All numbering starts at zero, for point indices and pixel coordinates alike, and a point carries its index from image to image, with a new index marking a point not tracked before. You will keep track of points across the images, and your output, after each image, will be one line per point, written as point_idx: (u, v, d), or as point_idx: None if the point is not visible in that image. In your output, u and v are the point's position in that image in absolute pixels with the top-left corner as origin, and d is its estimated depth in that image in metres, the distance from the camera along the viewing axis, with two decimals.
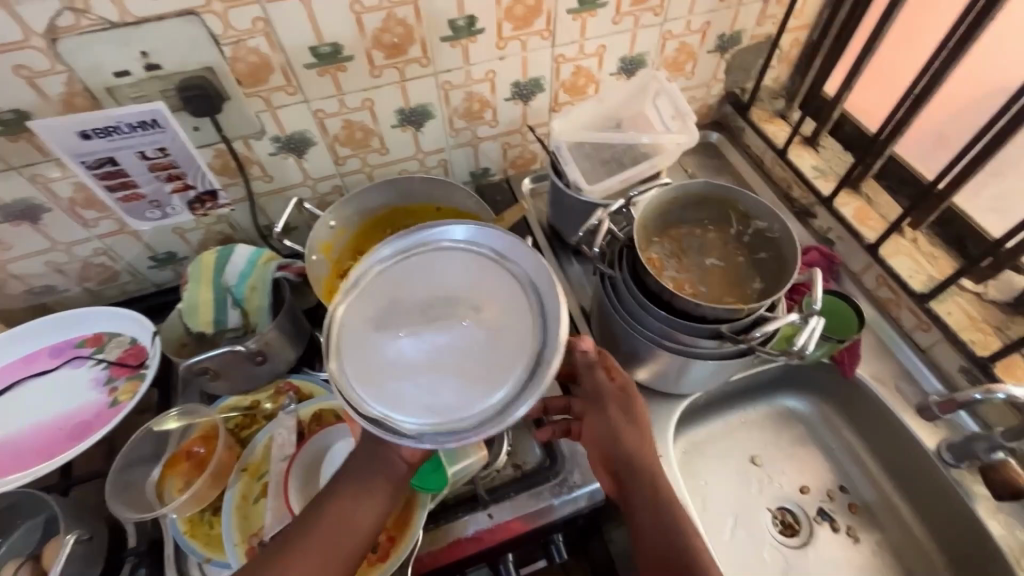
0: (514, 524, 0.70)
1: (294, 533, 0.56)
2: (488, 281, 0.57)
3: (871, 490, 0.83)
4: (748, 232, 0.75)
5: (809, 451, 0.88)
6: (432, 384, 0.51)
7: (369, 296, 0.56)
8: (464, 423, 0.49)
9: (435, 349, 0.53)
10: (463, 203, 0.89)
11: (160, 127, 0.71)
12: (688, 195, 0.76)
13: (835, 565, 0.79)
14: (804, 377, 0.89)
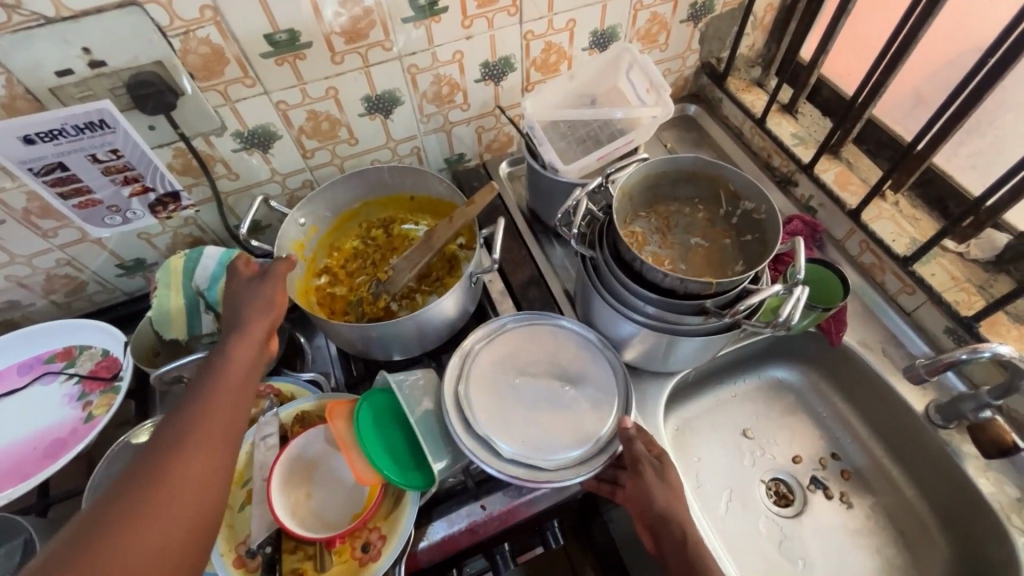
0: (506, 515, 0.69)
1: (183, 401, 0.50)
2: (585, 369, 0.73)
3: (862, 453, 0.84)
4: (737, 213, 0.72)
5: (800, 419, 0.88)
6: (527, 429, 0.68)
7: (499, 345, 0.75)
8: (546, 466, 0.65)
9: (538, 400, 0.70)
10: (437, 190, 0.86)
11: (110, 127, 0.67)
12: (677, 170, 0.74)
13: (830, 531, 0.79)
14: (793, 348, 0.89)
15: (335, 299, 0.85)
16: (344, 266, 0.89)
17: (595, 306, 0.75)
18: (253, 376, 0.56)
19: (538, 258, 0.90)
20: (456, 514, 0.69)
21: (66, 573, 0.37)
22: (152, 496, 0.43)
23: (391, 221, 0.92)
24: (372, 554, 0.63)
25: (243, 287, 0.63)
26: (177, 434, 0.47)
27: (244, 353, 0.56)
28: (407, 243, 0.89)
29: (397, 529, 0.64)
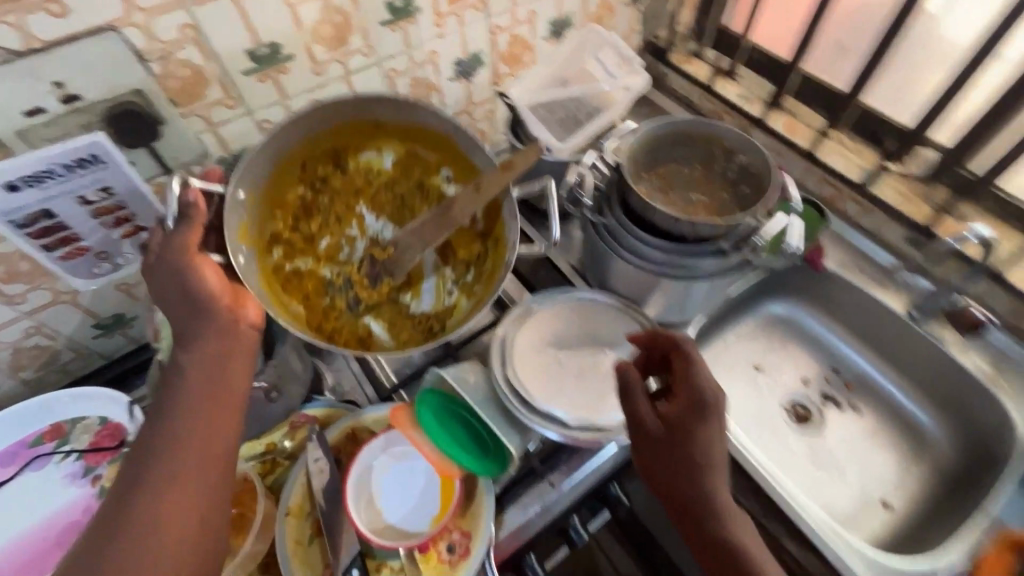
0: (575, 485, 0.70)
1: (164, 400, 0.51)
2: (618, 332, 0.76)
3: (859, 362, 0.93)
4: (733, 167, 0.80)
5: (800, 346, 0.96)
6: (582, 396, 0.69)
7: (532, 325, 0.76)
8: (609, 426, 0.67)
9: (584, 370, 0.72)
10: (427, 119, 0.69)
11: (103, 162, 0.62)
12: (673, 133, 0.81)
13: (848, 437, 0.87)
14: (782, 282, 0.97)
15: (304, 280, 0.70)
16: (297, 228, 0.70)
17: (610, 267, 0.78)
18: (229, 364, 0.54)
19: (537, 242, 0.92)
20: (526, 497, 0.69)
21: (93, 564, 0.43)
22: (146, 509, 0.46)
23: (342, 150, 0.71)
24: (461, 553, 0.62)
25: (158, 262, 0.56)
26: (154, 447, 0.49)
27: (214, 348, 0.54)
28: (371, 181, 0.74)
29: (480, 523, 0.63)
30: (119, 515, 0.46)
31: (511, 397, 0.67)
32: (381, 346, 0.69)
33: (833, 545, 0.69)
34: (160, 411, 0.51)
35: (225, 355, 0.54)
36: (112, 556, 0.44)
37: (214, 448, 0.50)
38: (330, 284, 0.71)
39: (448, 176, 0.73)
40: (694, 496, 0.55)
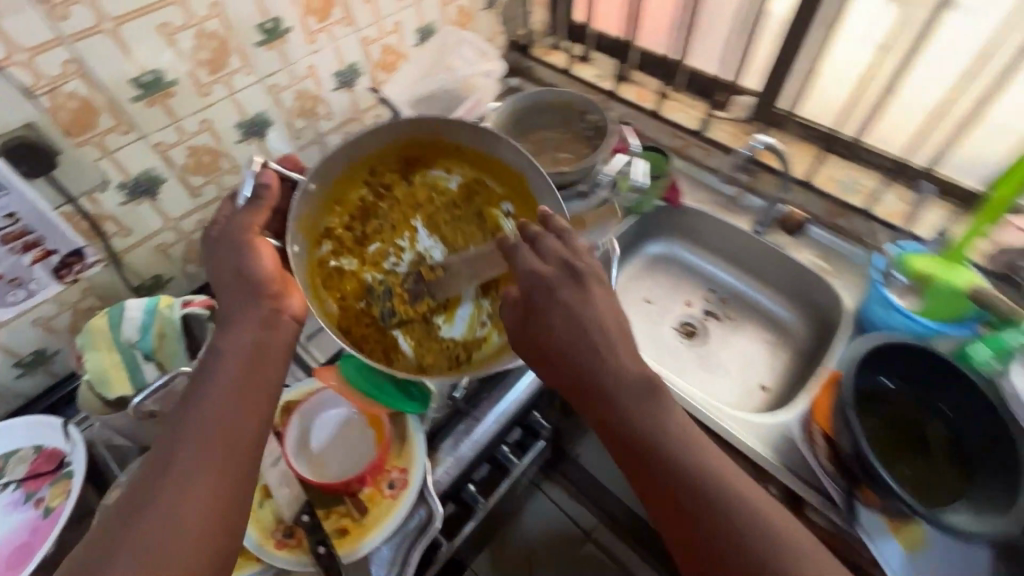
0: (496, 416, 0.80)
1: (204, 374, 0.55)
2: None
3: (730, 280, 1.08)
4: (586, 125, 0.94)
5: (680, 276, 1.11)
6: None
7: None
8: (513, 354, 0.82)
9: None
10: (506, 155, 0.76)
11: (4, 188, 0.66)
12: (533, 104, 0.95)
13: (727, 341, 1.03)
14: (654, 225, 1.11)
15: (344, 279, 0.74)
16: (350, 228, 0.76)
17: None
18: (265, 348, 0.57)
19: None
20: (455, 434, 0.78)
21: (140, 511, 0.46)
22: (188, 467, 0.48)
23: (412, 166, 0.79)
24: (400, 486, 0.70)
25: (219, 243, 0.64)
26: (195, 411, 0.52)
27: (253, 330, 0.58)
28: (431, 196, 0.80)
29: (413, 458, 0.72)
30: (162, 470, 0.49)
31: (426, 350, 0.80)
32: (408, 363, 0.72)
33: (721, 422, 0.80)
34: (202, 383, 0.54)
35: (263, 341, 0.58)
36: (158, 504, 0.46)
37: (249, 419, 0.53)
38: (370, 289, 0.75)
39: (508, 210, 0.80)
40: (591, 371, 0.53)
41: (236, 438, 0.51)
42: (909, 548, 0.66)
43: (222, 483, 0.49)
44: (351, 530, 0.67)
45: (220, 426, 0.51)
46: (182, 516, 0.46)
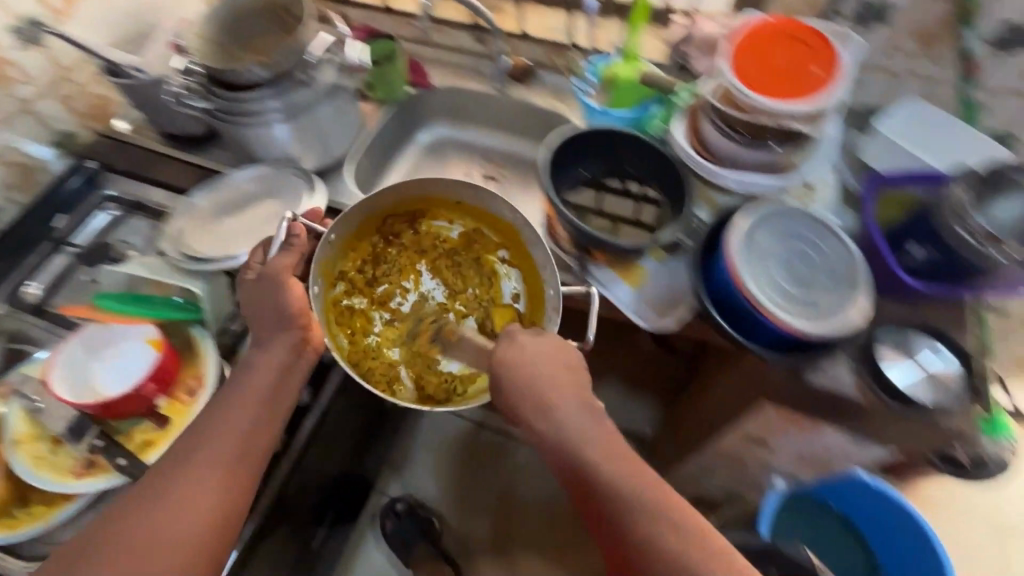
0: None
1: (209, 418, 0.67)
2: (273, 192, 0.93)
3: (494, 141, 1.19)
4: (295, 14, 0.91)
5: (454, 152, 1.20)
6: (250, 239, 0.86)
7: (195, 214, 0.90)
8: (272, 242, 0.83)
9: (250, 227, 0.88)
10: (498, 205, 0.81)
11: None
12: (238, 11, 0.92)
13: (505, 193, 1.15)
14: (414, 113, 1.16)
15: (354, 317, 0.81)
16: (361, 271, 0.82)
17: (249, 140, 0.93)
18: (269, 403, 0.69)
19: (195, 161, 1.01)
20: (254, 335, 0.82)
21: (125, 535, 0.59)
22: (173, 499, 0.61)
23: (418, 216, 0.85)
24: (191, 393, 0.73)
25: (259, 279, 0.72)
26: (187, 457, 0.64)
27: (263, 378, 0.69)
28: (435, 245, 0.86)
29: (203, 361, 0.76)
30: (151, 500, 0.61)
31: (181, 266, 0.80)
32: (406, 396, 0.77)
33: None
34: (201, 438, 0.65)
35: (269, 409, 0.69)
36: (145, 526, 0.59)
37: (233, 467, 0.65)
38: (376, 326, 0.81)
39: (503, 257, 0.85)
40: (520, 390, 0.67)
41: (228, 485, 0.64)
42: (635, 285, 0.82)
43: (205, 517, 0.62)
44: (154, 440, 0.70)
45: (217, 468, 0.64)
46: (162, 537, 0.59)
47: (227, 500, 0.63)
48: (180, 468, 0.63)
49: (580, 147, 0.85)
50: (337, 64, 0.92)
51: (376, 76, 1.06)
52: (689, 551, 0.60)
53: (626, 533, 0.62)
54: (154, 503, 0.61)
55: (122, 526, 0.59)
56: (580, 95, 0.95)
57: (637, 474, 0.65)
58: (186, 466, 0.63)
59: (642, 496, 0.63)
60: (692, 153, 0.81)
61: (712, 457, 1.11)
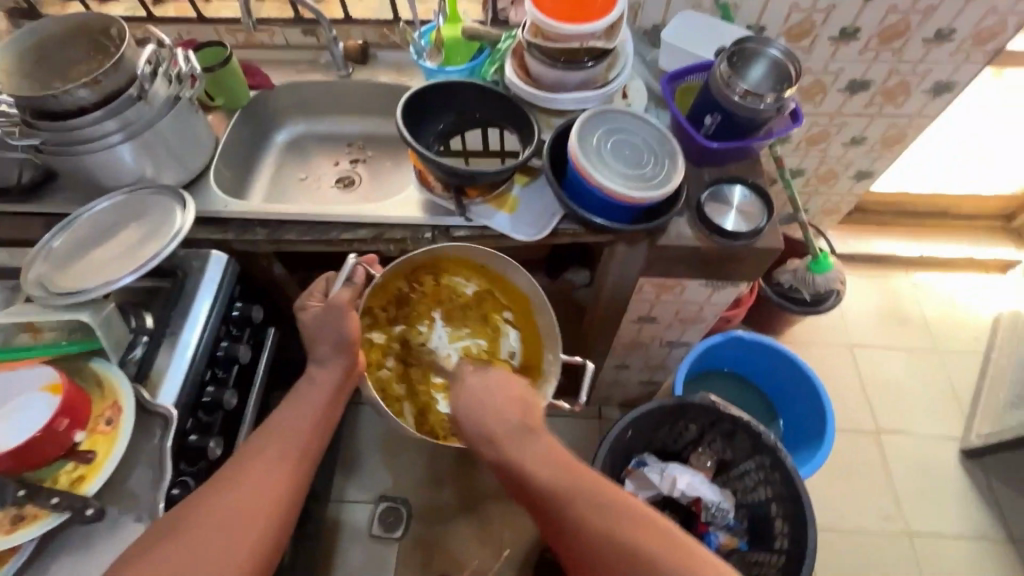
0: (188, 322, 0.84)
1: (275, 426, 0.74)
2: (135, 214, 0.91)
3: (354, 127, 1.24)
4: (112, 33, 0.89)
5: (317, 145, 1.23)
6: (125, 263, 0.84)
7: (57, 257, 0.86)
8: (152, 259, 0.83)
9: (121, 252, 0.86)
10: (518, 278, 0.92)
11: None
12: (50, 43, 0.89)
13: (378, 171, 1.21)
14: (265, 115, 1.18)
15: (372, 351, 0.93)
16: (384, 310, 0.94)
17: (92, 169, 0.89)
18: (328, 412, 0.79)
19: (35, 206, 0.95)
20: (162, 354, 0.81)
21: (203, 520, 0.63)
22: (242, 489, 0.66)
23: (441, 271, 0.96)
24: (114, 420, 0.72)
25: (325, 313, 0.79)
26: (256, 455, 0.70)
27: (323, 388, 0.79)
28: (451, 295, 0.98)
29: (118, 390, 0.75)
30: (223, 493, 0.66)
31: (59, 305, 0.78)
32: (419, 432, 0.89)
33: (377, 213, 0.96)
34: (268, 439, 0.73)
35: (326, 416, 0.78)
36: (217, 513, 0.64)
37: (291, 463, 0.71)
38: (389, 362, 0.94)
39: (508, 318, 0.97)
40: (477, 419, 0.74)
41: (291, 480, 0.70)
42: (510, 211, 0.93)
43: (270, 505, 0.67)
44: (84, 473, 0.69)
45: (281, 465, 0.70)
46: (230, 526, 0.63)
47: (291, 493, 0.69)
48: (252, 462, 0.69)
49: (422, 109, 0.94)
50: (165, 76, 0.89)
51: (214, 84, 1.05)
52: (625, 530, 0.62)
53: (568, 525, 0.65)
54: (226, 494, 0.66)
55: (198, 515, 0.63)
56: (417, 62, 1.02)
57: (571, 471, 0.68)
58: (259, 461, 0.70)
59: (557, 486, 0.67)
60: (525, 87, 0.94)
61: (620, 349, 1.29)
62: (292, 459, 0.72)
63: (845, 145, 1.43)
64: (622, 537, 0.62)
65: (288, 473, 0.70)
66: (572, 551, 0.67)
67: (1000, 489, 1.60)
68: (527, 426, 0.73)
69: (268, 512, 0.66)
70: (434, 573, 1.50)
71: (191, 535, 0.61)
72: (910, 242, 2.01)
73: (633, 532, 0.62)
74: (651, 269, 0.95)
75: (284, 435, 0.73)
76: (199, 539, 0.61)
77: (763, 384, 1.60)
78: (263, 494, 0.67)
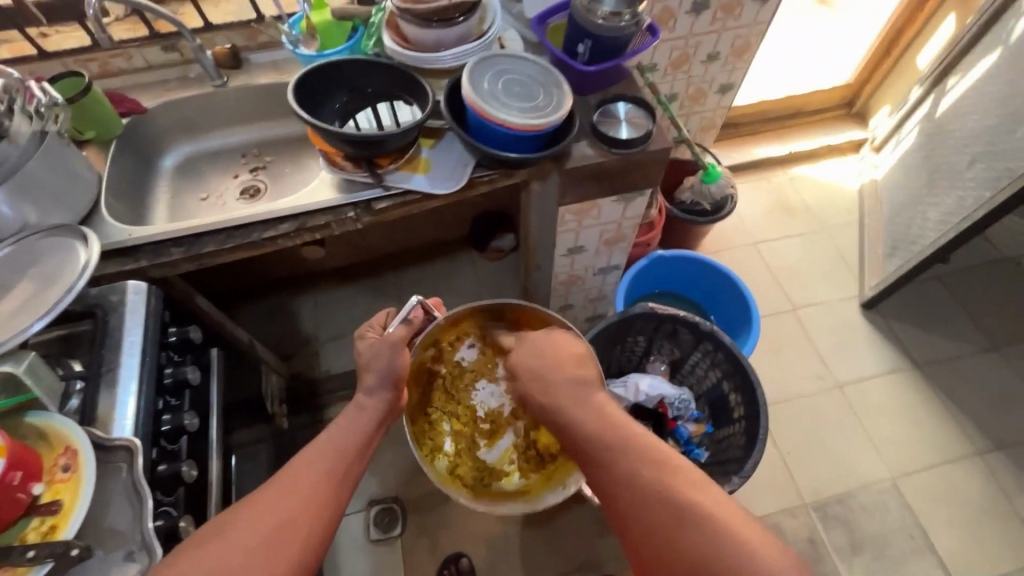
0: (125, 353, 0.81)
1: (314, 449, 0.77)
2: (27, 261, 0.82)
3: (243, 136, 1.21)
4: None
5: (209, 163, 1.19)
6: (31, 312, 0.76)
7: None
8: (63, 300, 0.76)
9: (22, 302, 0.78)
10: None
11: None
12: None
13: (281, 174, 1.20)
14: (145, 142, 1.12)
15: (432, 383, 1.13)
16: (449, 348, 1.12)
17: None
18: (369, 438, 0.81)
19: None
20: (107, 392, 0.77)
21: (226, 528, 0.64)
22: (270, 495, 0.68)
23: (511, 324, 1.11)
24: (73, 463, 0.69)
25: (385, 346, 0.89)
26: (290, 467, 0.73)
27: (362, 417, 0.83)
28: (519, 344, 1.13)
29: (71, 435, 0.71)
30: (251, 502, 0.68)
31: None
32: (440, 465, 1.10)
33: (296, 204, 0.95)
34: (306, 454, 0.75)
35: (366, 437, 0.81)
36: (241, 520, 0.65)
37: (329, 475, 0.73)
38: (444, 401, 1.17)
39: None
40: (541, 372, 0.83)
41: (330, 498, 0.71)
42: (425, 172, 0.97)
43: (298, 512, 0.68)
44: (56, 522, 0.65)
45: (318, 487, 0.71)
46: (254, 534, 0.64)
47: (331, 501, 0.71)
48: (290, 479, 0.71)
49: (315, 99, 0.95)
50: (24, 113, 0.83)
51: (79, 116, 0.99)
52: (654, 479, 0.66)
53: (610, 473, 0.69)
54: (255, 500, 0.68)
55: (225, 525, 0.65)
56: (293, 52, 1.02)
57: (611, 419, 0.74)
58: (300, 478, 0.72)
59: (607, 434, 0.72)
60: (408, 54, 0.97)
61: (559, 289, 1.36)
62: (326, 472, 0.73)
63: (704, 63, 1.59)
64: (654, 482, 0.65)
65: (325, 493, 0.71)
66: (608, 498, 0.69)
67: (897, 327, 1.86)
68: (584, 380, 0.81)
69: (306, 527, 0.67)
70: (442, 553, 1.51)
71: (216, 542, 0.63)
72: (778, 143, 2.27)
73: (668, 476, 0.66)
74: (567, 196, 1.03)
75: (323, 453, 0.75)
76: (223, 544, 0.63)
77: (692, 293, 1.76)
78: (290, 501, 0.68)
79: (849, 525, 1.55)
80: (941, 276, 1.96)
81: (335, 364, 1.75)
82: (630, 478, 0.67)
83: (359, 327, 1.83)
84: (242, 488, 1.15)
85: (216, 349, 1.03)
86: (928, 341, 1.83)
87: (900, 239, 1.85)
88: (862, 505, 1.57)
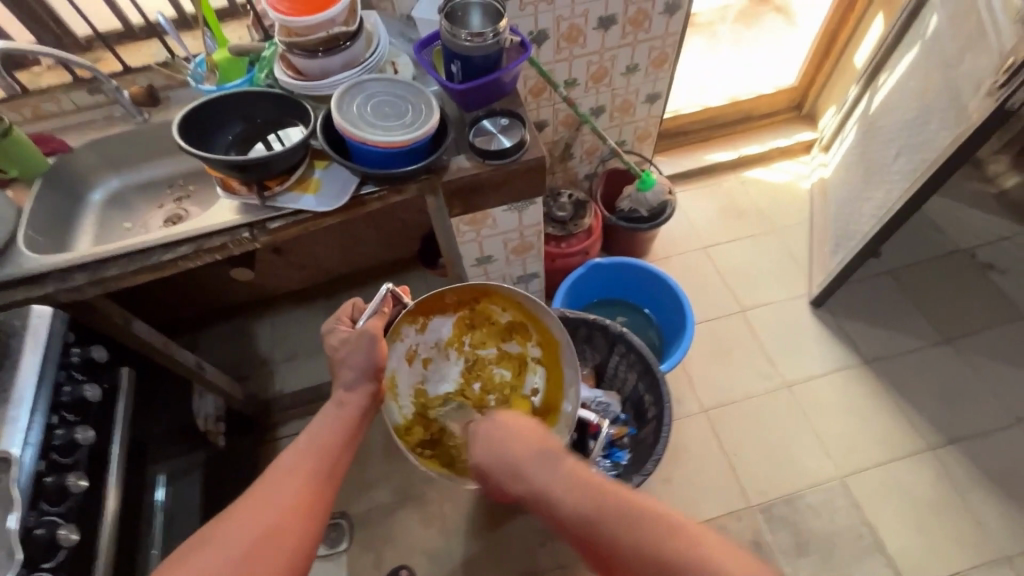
0: (20, 371, 0.86)
1: (299, 449, 0.84)
2: None
3: (169, 168, 1.29)
4: None
5: (137, 195, 1.27)
6: None
7: None
8: None
9: None
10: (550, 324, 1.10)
11: None
12: None
13: (203, 202, 1.26)
14: (73, 178, 1.20)
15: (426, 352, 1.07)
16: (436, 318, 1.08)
17: None
18: (349, 436, 0.88)
19: None
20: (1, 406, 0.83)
21: (208, 537, 0.72)
22: (251, 504, 0.76)
23: (483, 297, 1.11)
24: None
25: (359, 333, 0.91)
26: (271, 476, 0.80)
27: (338, 415, 0.89)
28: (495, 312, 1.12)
29: None
30: (233, 512, 0.75)
31: None
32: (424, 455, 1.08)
33: (193, 227, 1.02)
34: (288, 458, 0.83)
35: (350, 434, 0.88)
36: (220, 530, 0.73)
37: (306, 482, 0.80)
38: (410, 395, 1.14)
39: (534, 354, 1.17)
40: (517, 479, 0.85)
41: (308, 506, 0.78)
42: (315, 190, 1.02)
43: (277, 520, 0.75)
44: None
45: (293, 494, 0.78)
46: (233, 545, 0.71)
47: (309, 506, 0.78)
48: (276, 483, 0.79)
49: (203, 131, 1.03)
50: None
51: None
52: (633, 530, 0.72)
53: (612, 545, 0.72)
54: (236, 511, 0.75)
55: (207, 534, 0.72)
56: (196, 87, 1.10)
57: (581, 482, 0.80)
58: (277, 490, 0.78)
59: (591, 509, 0.76)
60: (296, 83, 1.04)
61: None
62: (304, 479, 0.80)
63: (625, 75, 1.64)
64: (641, 548, 0.70)
65: (302, 501, 0.78)
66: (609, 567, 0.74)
67: (848, 325, 1.85)
68: (551, 453, 0.85)
69: (282, 534, 0.74)
70: (386, 567, 1.53)
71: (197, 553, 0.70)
72: (729, 148, 2.29)
73: (649, 532, 0.71)
74: (455, 208, 1.07)
75: (302, 457, 0.83)
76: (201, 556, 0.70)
77: (633, 298, 1.77)
78: (265, 513, 0.75)
79: (795, 527, 1.53)
80: (894, 271, 1.94)
81: (287, 384, 1.79)
82: (615, 544, 0.72)
83: (312, 347, 1.88)
84: (167, 504, 1.19)
85: (130, 373, 1.08)
86: (879, 338, 1.81)
87: (842, 236, 1.85)
88: (811, 506, 1.55)
